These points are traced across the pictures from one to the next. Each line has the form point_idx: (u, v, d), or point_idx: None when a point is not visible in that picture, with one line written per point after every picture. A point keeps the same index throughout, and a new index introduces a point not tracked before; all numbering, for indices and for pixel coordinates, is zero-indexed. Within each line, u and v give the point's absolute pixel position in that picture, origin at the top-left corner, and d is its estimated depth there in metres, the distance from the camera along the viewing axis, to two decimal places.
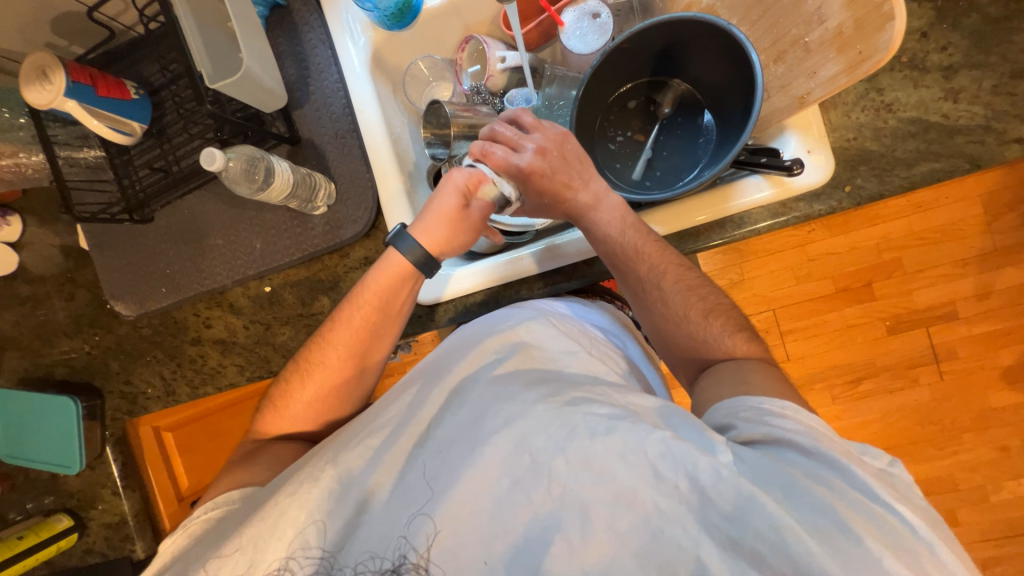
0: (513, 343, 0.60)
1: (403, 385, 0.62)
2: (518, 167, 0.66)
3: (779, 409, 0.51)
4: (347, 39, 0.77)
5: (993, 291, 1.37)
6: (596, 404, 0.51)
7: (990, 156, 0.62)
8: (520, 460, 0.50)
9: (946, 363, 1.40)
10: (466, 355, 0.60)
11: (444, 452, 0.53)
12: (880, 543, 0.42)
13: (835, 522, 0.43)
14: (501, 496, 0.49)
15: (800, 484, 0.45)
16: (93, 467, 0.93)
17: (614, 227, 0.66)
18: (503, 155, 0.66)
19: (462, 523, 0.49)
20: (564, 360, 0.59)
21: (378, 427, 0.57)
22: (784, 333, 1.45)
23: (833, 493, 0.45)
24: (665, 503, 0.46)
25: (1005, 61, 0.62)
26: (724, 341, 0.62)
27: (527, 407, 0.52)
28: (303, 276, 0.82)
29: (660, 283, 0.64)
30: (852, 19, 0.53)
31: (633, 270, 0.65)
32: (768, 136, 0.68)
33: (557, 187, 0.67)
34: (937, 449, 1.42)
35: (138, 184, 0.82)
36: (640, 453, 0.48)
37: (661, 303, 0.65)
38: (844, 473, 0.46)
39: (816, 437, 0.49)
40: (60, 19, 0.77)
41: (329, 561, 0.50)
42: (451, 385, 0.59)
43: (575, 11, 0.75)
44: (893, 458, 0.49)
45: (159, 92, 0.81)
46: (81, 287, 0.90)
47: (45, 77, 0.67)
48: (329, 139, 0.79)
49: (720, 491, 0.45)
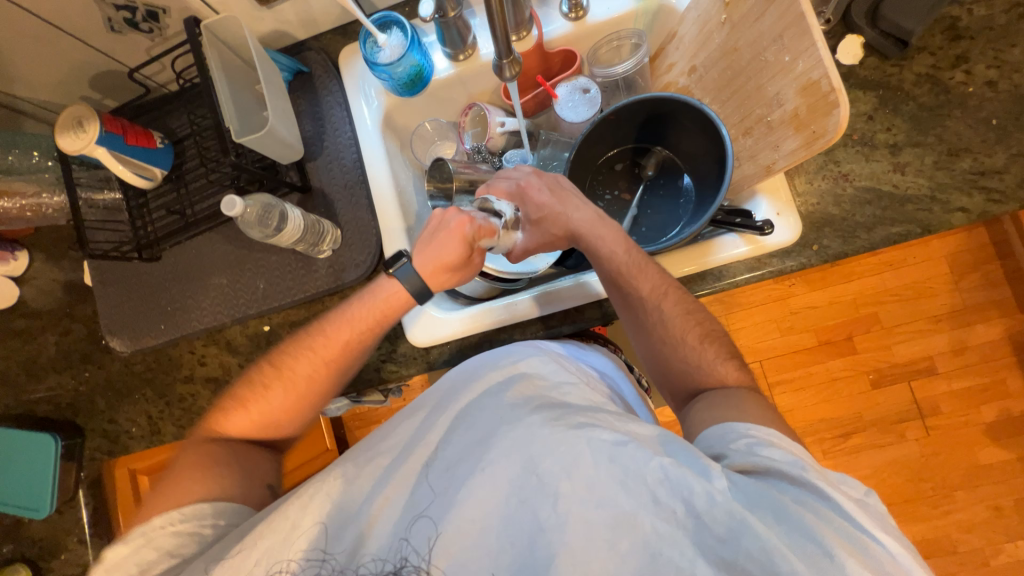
0: (517, 369, 0.63)
1: (410, 409, 0.65)
2: (513, 188, 0.77)
3: (768, 438, 0.53)
4: (362, 101, 0.85)
5: (967, 347, 1.43)
6: (599, 431, 0.52)
7: (938, 222, 0.70)
8: (527, 479, 0.51)
9: (930, 418, 1.43)
10: (472, 382, 0.63)
11: (451, 470, 0.55)
12: (859, 564, 0.43)
13: (823, 547, 0.44)
14: (507, 513, 0.51)
15: (789, 508, 0.46)
16: (62, 511, 0.89)
17: (618, 248, 0.70)
18: (505, 179, 0.78)
19: (467, 537, 0.50)
20: (569, 389, 0.61)
21: (387, 447, 0.60)
22: (771, 383, 1.48)
23: (817, 517, 0.46)
24: (664, 527, 0.47)
25: (942, 141, 0.71)
26: (717, 367, 0.65)
27: (531, 428, 0.53)
28: (303, 316, 0.84)
29: (660, 304, 0.67)
30: (804, 104, 0.60)
31: (636, 288, 0.67)
32: (741, 199, 0.75)
33: (556, 203, 0.75)
34: (930, 508, 1.41)
35: (150, 226, 0.86)
36: (640, 479, 0.49)
37: (660, 325, 0.67)
38: (828, 500, 0.48)
39: (804, 465, 0.51)
40: (100, 76, 0.85)
41: (331, 563, 0.52)
42: (457, 409, 0.61)
43: (568, 85, 0.84)
44: (868, 489, 0.51)
45: (183, 141, 0.87)
46: (78, 322, 0.91)
47: (80, 126, 0.73)
48: (339, 189, 0.85)
49: (715, 516, 0.46)
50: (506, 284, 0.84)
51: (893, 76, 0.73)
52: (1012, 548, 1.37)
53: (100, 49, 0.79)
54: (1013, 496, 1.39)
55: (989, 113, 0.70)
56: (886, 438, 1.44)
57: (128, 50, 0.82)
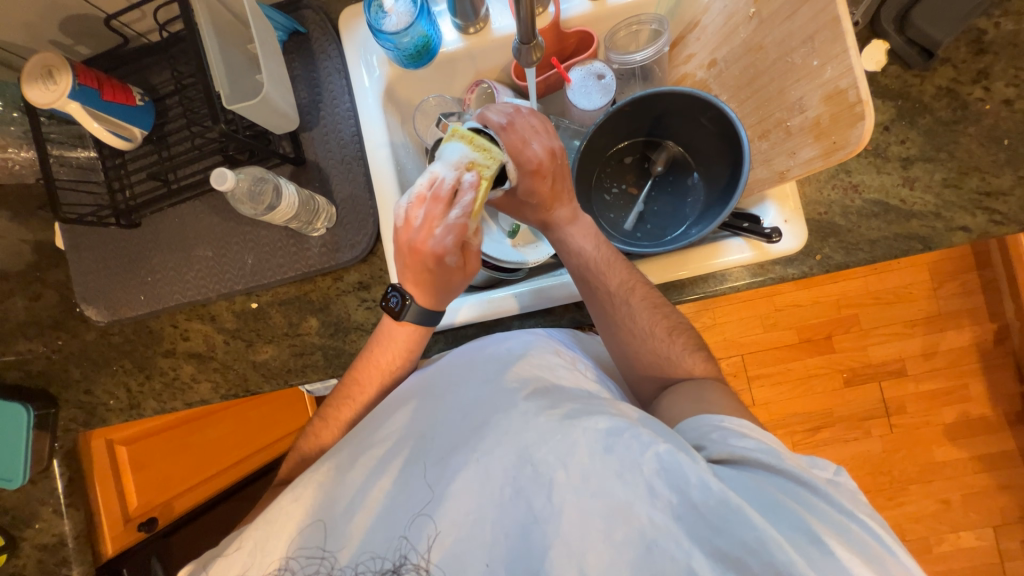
0: (510, 354, 0.62)
1: (404, 395, 0.63)
2: (528, 160, 0.63)
3: (739, 429, 0.54)
4: (362, 69, 0.79)
5: (938, 352, 1.49)
6: (596, 419, 0.52)
7: (939, 239, 0.70)
8: (523, 470, 0.51)
9: (896, 417, 1.50)
10: (465, 370, 0.62)
11: (445, 460, 0.54)
12: (845, 548, 0.45)
13: (808, 534, 0.46)
14: (504, 504, 0.51)
15: (772, 499, 0.48)
16: (36, 481, 0.87)
17: (589, 243, 0.70)
18: (520, 140, 0.63)
19: (460, 525, 0.50)
20: (562, 372, 0.61)
21: (380, 435, 0.59)
22: (751, 378, 1.52)
23: (803, 506, 0.48)
24: (658, 517, 0.47)
25: (953, 158, 0.71)
26: (683, 360, 0.66)
27: (527, 418, 0.53)
28: (292, 295, 0.81)
29: (629, 299, 0.66)
30: (827, 113, 0.58)
31: (604, 283, 0.67)
32: (749, 203, 0.74)
33: (549, 196, 0.67)
34: (886, 500, 1.49)
35: (129, 191, 0.81)
36: (636, 470, 0.49)
37: (629, 320, 0.66)
38: (809, 486, 0.50)
39: (777, 453, 0.52)
40: (71, 20, 0.77)
41: (329, 561, 0.52)
42: (449, 396, 0.60)
43: (582, 70, 0.80)
44: (839, 467, 0.53)
45: (165, 99, 0.80)
46: (49, 287, 0.86)
47: (50, 77, 0.67)
48: (335, 164, 0.80)
49: (707, 504, 0.47)
50: (504, 274, 0.82)
51: (913, 87, 0.72)
52: (955, 538, 1.48)
53: None
54: (962, 492, 1.48)
55: (1002, 132, 0.70)
56: (852, 434, 1.50)
57: None
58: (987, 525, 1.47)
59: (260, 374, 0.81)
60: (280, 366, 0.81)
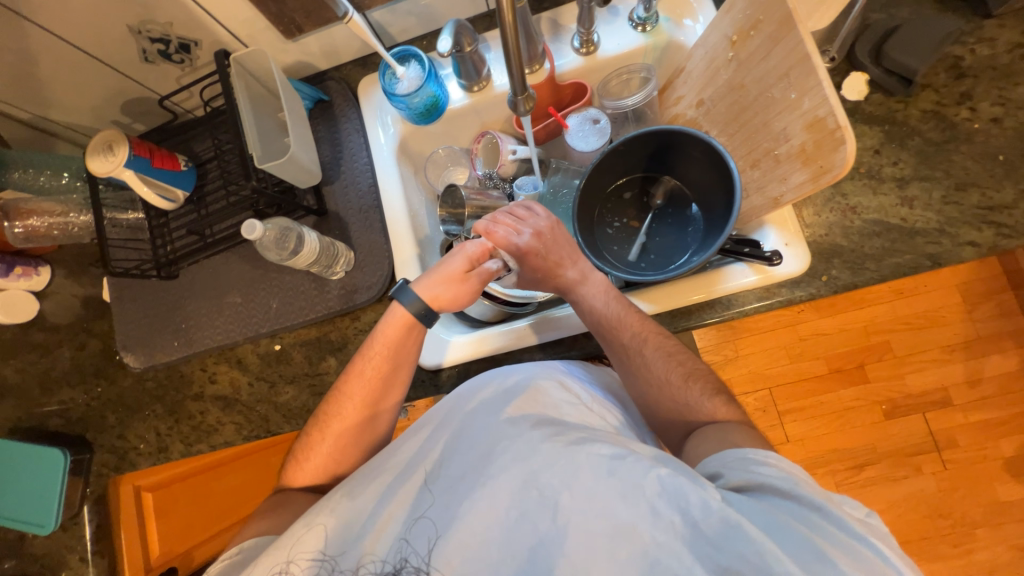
0: (518, 385, 0.62)
1: (417, 425, 0.64)
2: (517, 248, 0.71)
3: (762, 458, 0.52)
4: (379, 128, 0.88)
5: (983, 379, 1.40)
6: (598, 445, 0.52)
7: (948, 255, 0.70)
8: (528, 493, 0.52)
9: (948, 451, 1.39)
10: (473, 403, 0.63)
11: (454, 486, 0.55)
12: (853, 568, 0.43)
13: (815, 552, 0.44)
14: (508, 527, 0.51)
15: (779, 520, 0.46)
16: (65, 528, 0.90)
17: (596, 297, 0.71)
18: (506, 236, 0.71)
19: (468, 549, 0.51)
20: (567, 408, 0.61)
21: (391, 465, 0.60)
22: (781, 412, 1.46)
23: (815, 530, 0.45)
24: (661, 536, 0.47)
25: (949, 175, 0.72)
26: (704, 404, 0.64)
27: (533, 445, 0.54)
28: (313, 336, 0.85)
29: (643, 349, 0.67)
30: (811, 139, 0.61)
31: (620, 332, 0.68)
32: (750, 229, 0.77)
33: (550, 264, 0.73)
34: (950, 546, 1.36)
35: (170, 245, 0.89)
36: (638, 491, 0.49)
37: (644, 368, 0.67)
38: (824, 513, 0.47)
39: (796, 481, 0.50)
40: (131, 102, 0.88)
41: (331, 564, 0.54)
42: (458, 426, 0.61)
43: (578, 116, 0.87)
44: (869, 510, 0.49)
45: (206, 164, 0.90)
46: (93, 337, 0.92)
47: (109, 150, 0.76)
48: (354, 213, 0.87)
49: (710, 523, 0.46)
50: (514, 308, 0.85)
51: (898, 112, 0.75)
52: None
53: (132, 77, 0.83)
54: None
55: (995, 148, 0.71)
56: (900, 472, 1.40)
57: (159, 79, 0.86)
58: None
59: (281, 415, 0.84)
60: (300, 406, 0.83)
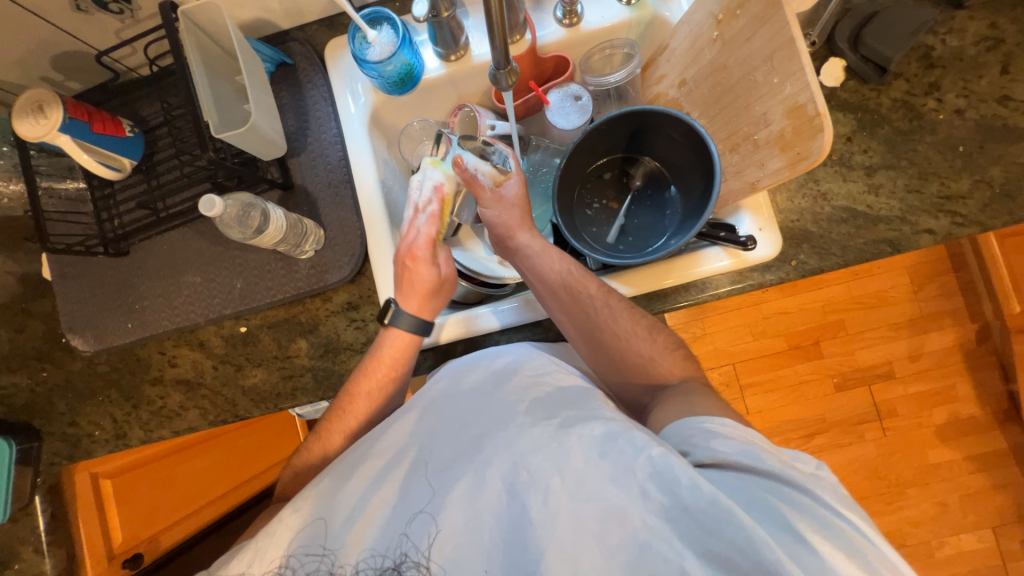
0: (507, 367, 0.63)
1: (405, 408, 0.65)
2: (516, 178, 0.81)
3: (722, 429, 0.54)
4: (348, 96, 0.82)
5: (923, 354, 1.51)
6: (591, 426, 0.53)
7: (906, 242, 0.73)
8: (519, 476, 0.53)
9: (888, 420, 1.51)
10: (465, 386, 0.63)
11: (445, 470, 0.56)
12: (827, 544, 0.46)
13: (791, 532, 0.46)
14: (501, 510, 0.53)
15: (758, 500, 0.48)
16: (15, 520, 0.84)
17: (553, 259, 0.72)
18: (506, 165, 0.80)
19: (459, 534, 0.52)
20: (560, 381, 0.62)
21: (379, 451, 0.61)
22: (743, 387, 1.54)
23: (787, 505, 0.48)
24: (652, 520, 0.48)
25: (913, 165, 0.74)
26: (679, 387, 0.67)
27: (525, 428, 0.55)
28: (282, 317, 0.81)
29: (608, 300, 0.68)
30: (791, 126, 0.61)
31: (585, 288, 0.69)
32: (725, 213, 0.77)
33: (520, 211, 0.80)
34: (885, 505, 1.49)
35: (117, 220, 0.82)
36: (629, 474, 0.49)
37: (611, 321, 0.68)
38: (792, 484, 0.50)
39: (759, 450, 0.52)
40: (62, 56, 0.79)
41: (329, 559, 0.54)
42: (448, 409, 0.62)
43: (559, 92, 0.85)
44: (819, 461, 0.54)
45: (155, 130, 0.82)
46: (35, 319, 0.85)
47: (40, 112, 0.68)
48: (323, 188, 0.82)
49: (699, 504, 0.46)
50: (491, 289, 0.84)
51: (871, 100, 0.76)
52: (957, 541, 1.47)
53: (62, 27, 0.74)
54: (959, 493, 1.48)
55: (957, 139, 0.74)
56: (847, 439, 1.51)
57: (95, 31, 0.76)
58: (987, 525, 1.47)
59: (250, 399, 0.81)
60: (270, 390, 0.80)
